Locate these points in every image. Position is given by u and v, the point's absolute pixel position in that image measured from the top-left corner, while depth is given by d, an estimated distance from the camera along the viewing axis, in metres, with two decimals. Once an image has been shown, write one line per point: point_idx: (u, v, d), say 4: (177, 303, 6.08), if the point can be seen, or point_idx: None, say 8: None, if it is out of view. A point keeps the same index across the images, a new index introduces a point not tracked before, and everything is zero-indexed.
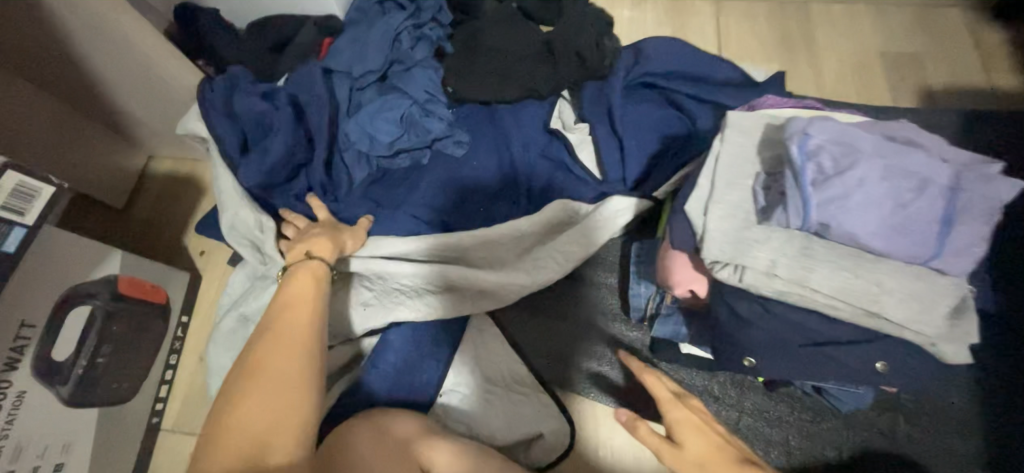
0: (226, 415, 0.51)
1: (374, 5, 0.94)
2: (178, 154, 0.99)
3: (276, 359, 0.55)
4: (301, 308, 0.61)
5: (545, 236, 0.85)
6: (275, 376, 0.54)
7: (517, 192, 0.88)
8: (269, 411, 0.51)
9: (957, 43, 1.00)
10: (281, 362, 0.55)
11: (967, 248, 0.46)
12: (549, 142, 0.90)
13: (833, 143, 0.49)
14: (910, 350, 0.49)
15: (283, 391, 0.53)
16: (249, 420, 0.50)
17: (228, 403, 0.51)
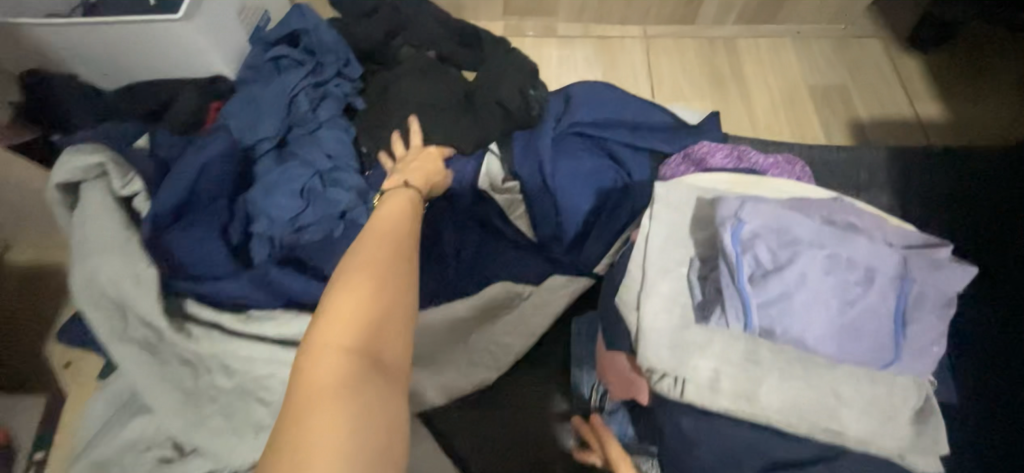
0: (337, 289, 0.42)
1: (268, 63, 0.83)
2: (38, 243, 0.83)
3: (377, 247, 0.47)
4: (405, 216, 0.53)
5: (478, 323, 0.73)
6: (383, 248, 0.46)
7: (442, 266, 0.76)
8: (379, 288, 0.43)
9: (879, 74, 1.00)
10: (382, 248, 0.46)
11: (926, 348, 0.40)
12: (477, 204, 0.80)
13: (769, 230, 0.43)
14: (879, 462, 0.42)
15: (389, 261, 0.45)
16: (359, 297, 0.42)
17: (379, 273, 0.44)
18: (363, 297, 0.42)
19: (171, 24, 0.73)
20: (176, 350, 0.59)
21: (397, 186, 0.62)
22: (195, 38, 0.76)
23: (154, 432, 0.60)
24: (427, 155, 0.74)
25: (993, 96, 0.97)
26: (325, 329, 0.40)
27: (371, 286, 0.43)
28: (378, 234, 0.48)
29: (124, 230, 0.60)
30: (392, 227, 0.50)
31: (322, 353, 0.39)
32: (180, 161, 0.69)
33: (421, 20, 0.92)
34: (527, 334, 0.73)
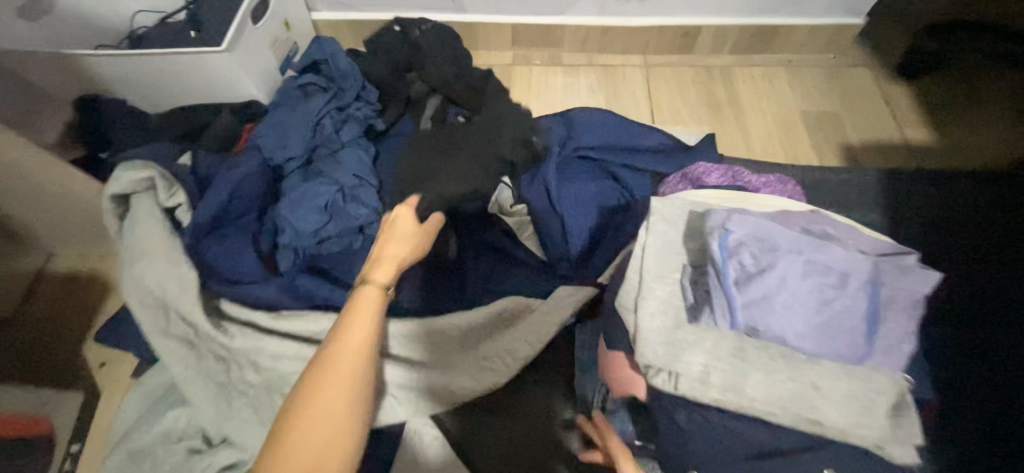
0: (295, 414, 0.45)
1: (296, 89, 0.92)
2: (82, 252, 0.90)
3: (338, 365, 0.48)
4: (369, 320, 0.51)
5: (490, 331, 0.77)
6: (342, 372, 0.47)
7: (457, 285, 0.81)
8: (332, 416, 0.46)
9: (870, 99, 1.06)
10: (343, 375, 0.47)
11: (898, 344, 0.44)
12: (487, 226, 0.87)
13: (752, 239, 0.48)
14: (861, 453, 0.46)
15: (344, 397, 0.47)
16: (316, 419, 0.45)
17: (344, 389, 0.47)
18: (320, 420, 0.45)
19: (212, 56, 0.81)
20: (209, 347, 0.64)
21: (375, 262, 0.56)
22: (234, 67, 0.84)
23: (190, 425, 0.66)
24: (405, 222, 0.59)
25: (982, 119, 1.01)
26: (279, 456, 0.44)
27: (326, 413, 0.46)
28: (344, 344, 0.49)
29: (169, 239, 0.66)
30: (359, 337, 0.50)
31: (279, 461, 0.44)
32: (218, 177, 0.75)
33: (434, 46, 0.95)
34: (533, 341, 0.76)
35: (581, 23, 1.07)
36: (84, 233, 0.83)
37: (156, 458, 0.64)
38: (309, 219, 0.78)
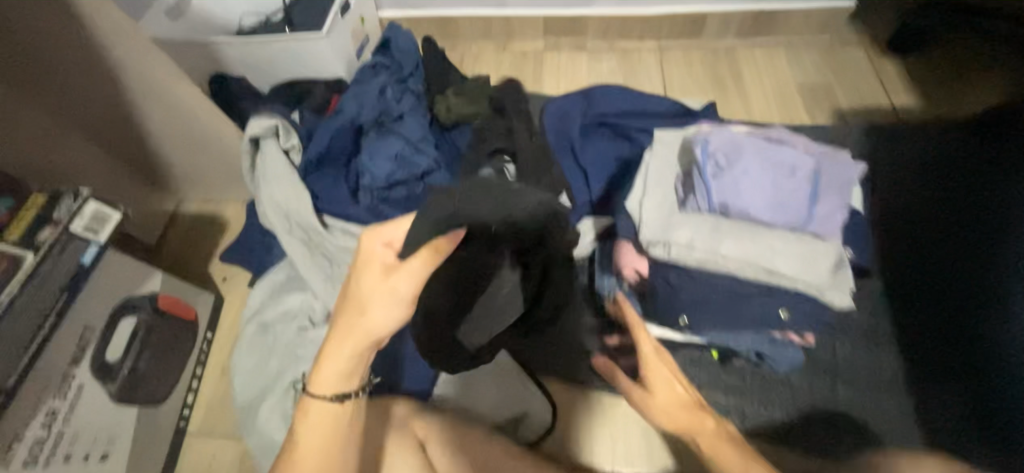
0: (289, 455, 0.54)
1: (367, 68, 1.10)
2: (203, 198, 1.14)
3: (320, 423, 0.55)
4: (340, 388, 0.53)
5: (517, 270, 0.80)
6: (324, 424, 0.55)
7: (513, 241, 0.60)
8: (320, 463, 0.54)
9: (860, 72, 1.20)
10: (322, 435, 0.54)
11: (831, 214, 0.61)
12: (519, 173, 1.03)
13: (724, 146, 0.65)
14: (807, 298, 0.63)
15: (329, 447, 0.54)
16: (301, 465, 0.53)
17: (329, 451, 0.55)
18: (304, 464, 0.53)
19: (315, 40, 1.04)
20: (321, 248, 0.87)
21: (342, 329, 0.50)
22: (326, 49, 1.07)
23: (302, 307, 0.87)
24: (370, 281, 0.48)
25: (964, 86, 1.13)
26: None
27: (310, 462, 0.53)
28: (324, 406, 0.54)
29: (288, 171, 0.87)
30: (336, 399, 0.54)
31: None
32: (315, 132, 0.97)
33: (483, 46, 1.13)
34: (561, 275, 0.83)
35: (603, 14, 1.27)
36: (210, 181, 1.07)
37: (278, 332, 0.86)
38: (383, 165, 0.98)
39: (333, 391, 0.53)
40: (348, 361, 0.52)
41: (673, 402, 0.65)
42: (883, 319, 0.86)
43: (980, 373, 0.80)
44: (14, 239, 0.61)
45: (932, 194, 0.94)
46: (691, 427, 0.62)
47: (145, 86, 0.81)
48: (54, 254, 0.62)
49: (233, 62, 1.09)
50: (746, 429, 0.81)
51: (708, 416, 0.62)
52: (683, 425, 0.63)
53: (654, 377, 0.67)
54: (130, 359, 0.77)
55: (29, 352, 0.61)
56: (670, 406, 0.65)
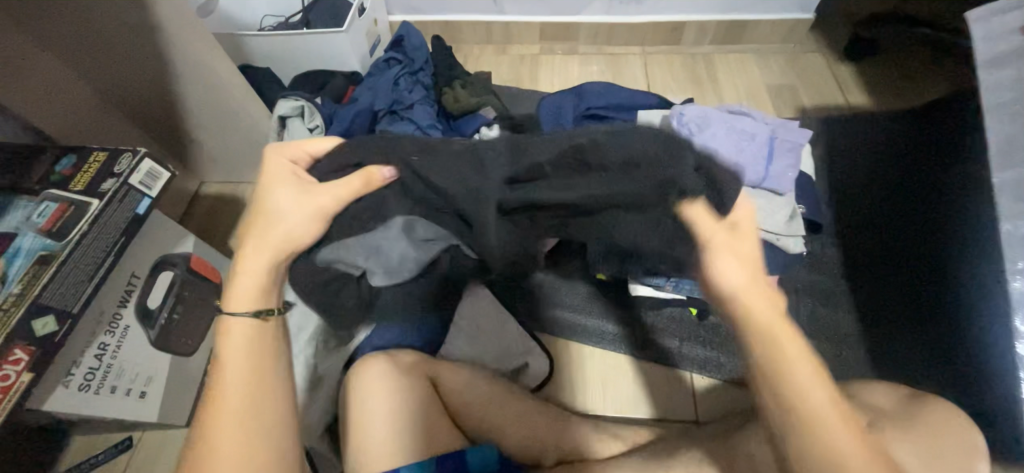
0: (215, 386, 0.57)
1: (381, 62, 1.21)
2: (224, 180, 1.23)
3: (240, 356, 0.58)
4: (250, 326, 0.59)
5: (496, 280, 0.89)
6: (250, 357, 0.58)
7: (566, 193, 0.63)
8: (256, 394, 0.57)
9: (820, 75, 1.35)
10: (246, 367, 0.57)
11: (784, 173, 0.72)
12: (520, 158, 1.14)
13: (696, 117, 0.76)
14: (767, 245, 0.74)
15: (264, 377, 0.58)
16: (229, 391, 0.56)
17: (263, 380, 0.58)
18: (233, 391, 0.56)
19: (335, 35, 1.15)
20: None
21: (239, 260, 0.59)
22: (345, 45, 1.18)
23: None
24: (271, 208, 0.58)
25: (910, 88, 1.28)
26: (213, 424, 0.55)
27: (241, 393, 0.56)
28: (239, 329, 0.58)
29: None
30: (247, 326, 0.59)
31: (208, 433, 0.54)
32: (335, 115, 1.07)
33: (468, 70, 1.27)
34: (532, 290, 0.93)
35: (593, 22, 1.41)
36: (233, 162, 1.17)
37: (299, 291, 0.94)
38: None
39: (251, 306, 0.59)
40: (258, 278, 0.59)
41: (758, 301, 0.54)
42: (840, 283, 0.96)
43: (928, 313, 0.92)
44: (82, 188, 0.71)
45: (881, 172, 1.08)
46: (771, 334, 0.54)
47: (194, 67, 0.91)
48: (115, 201, 0.70)
49: (257, 56, 1.20)
50: (722, 377, 0.89)
51: (795, 331, 0.55)
52: (766, 330, 0.54)
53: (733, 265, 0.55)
54: (166, 310, 0.84)
55: (92, 284, 0.67)
56: (754, 305, 0.55)
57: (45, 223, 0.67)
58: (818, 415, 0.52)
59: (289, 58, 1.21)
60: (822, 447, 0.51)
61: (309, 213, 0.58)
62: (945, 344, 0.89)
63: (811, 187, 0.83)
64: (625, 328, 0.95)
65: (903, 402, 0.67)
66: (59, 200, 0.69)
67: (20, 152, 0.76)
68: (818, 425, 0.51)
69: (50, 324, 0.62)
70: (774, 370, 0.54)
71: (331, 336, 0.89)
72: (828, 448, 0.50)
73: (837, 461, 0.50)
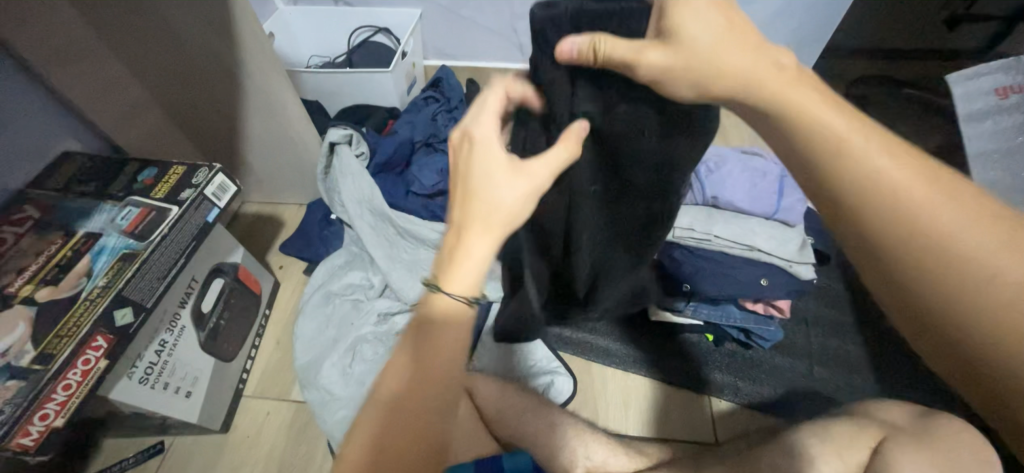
0: (359, 423, 0.56)
1: (421, 100, 1.33)
2: (264, 200, 1.32)
3: (385, 392, 0.55)
4: (435, 327, 0.54)
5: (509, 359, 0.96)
6: (395, 387, 0.54)
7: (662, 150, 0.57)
8: (381, 423, 0.54)
9: None
10: (391, 398, 0.54)
11: (792, 206, 0.82)
12: None
13: (713, 156, 0.87)
14: (781, 271, 0.81)
15: (393, 404, 0.54)
16: (366, 431, 0.55)
17: (396, 411, 0.54)
18: (370, 429, 0.55)
19: (381, 74, 1.27)
20: (383, 235, 1.05)
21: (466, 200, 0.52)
22: (388, 83, 1.30)
23: (361, 284, 1.03)
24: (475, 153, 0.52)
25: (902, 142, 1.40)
26: (345, 452, 0.56)
27: (377, 426, 0.55)
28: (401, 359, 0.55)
29: (359, 169, 1.07)
30: (429, 328, 0.54)
31: (345, 460, 0.55)
32: (377, 144, 1.18)
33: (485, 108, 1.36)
34: (538, 371, 0.96)
35: None
36: (278, 184, 1.26)
37: (338, 303, 1.00)
38: (431, 174, 1.17)
39: (465, 293, 0.52)
40: (481, 255, 0.51)
41: (749, 89, 0.44)
42: (846, 314, 1.01)
43: None
44: (162, 196, 0.78)
45: None
46: (807, 115, 0.42)
47: (263, 95, 1.03)
48: (191, 208, 0.78)
49: (308, 90, 1.32)
50: (739, 401, 0.93)
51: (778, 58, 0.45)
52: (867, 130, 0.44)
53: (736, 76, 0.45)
54: (215, 314, 0.90)
55: (165, 282, 0.74)
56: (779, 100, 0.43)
57: (129, 225, 0.74)
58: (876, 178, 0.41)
59: (336, 93, 1.33)
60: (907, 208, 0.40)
61: (524, 193, 0.51)
62: None
63: (817, 223, 0.92)
64: (647, 352, 0.99)
65: (920, 417, 0.70)
66: (141, 206, 0.76)
67: (104, 163, 0.85)
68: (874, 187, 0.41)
69: (128, 316, 0.68)
70: (787, 113, 0.43)
71: (368, 347, 0.94)
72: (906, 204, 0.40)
73: (919, 218, 0.40)
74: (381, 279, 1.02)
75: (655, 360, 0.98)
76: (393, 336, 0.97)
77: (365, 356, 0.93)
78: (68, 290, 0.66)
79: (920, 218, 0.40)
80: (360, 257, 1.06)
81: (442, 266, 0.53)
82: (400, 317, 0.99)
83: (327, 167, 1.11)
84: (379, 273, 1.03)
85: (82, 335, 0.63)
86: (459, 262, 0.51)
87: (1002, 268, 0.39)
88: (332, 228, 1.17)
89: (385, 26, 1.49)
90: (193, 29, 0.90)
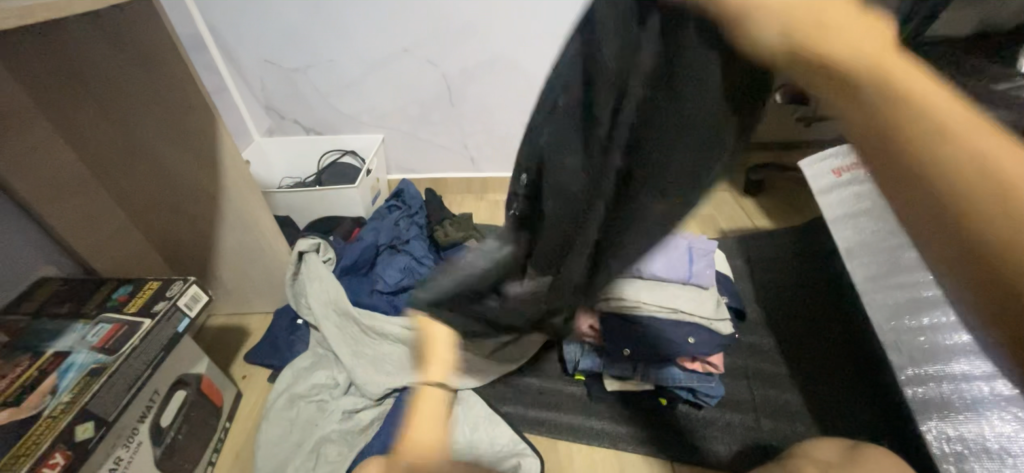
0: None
1: (384, 208, 1.49)
2: (231, 311, 1.35)
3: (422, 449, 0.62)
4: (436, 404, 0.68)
5: (477, 446, 0.98)
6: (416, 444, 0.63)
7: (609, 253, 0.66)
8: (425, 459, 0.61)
9: (730, 206, 1.72)
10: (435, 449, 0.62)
11: (702, 271, 0.98)
12: None
13: None
14: (705, 329, 0.93)
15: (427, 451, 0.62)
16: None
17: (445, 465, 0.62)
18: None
19: (348, 189, 1.43)
20: (347, 333, 1.11)
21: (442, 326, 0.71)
22: (354, 196, 1.46)
23: (326, 383, 1.06)
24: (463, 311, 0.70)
25: (798, 215, 1.65)
26: None
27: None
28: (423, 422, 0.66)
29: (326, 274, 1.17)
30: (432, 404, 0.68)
31: None
32: (343, 250, 1.29)
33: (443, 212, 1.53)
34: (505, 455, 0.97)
35: None
36: (247, 295, 1.31)
37: (303, 406, 1.01)
38: (394, 273, 1.28)
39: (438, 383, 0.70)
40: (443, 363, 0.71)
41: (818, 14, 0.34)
42: (780, 366, 1.12)
43: (863, 380, 1.07)
44: (136, 310, 0.84)
45: (792, 277, 1.34)
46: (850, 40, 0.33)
47: (239, 213, 1.14)
48: (164, 319, 0.83)
49: (280, 207, 1.46)
50: (699, 462, 0.96)
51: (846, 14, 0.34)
52: (805, 39, 0.34)
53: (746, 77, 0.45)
54: (173, 429, 0.89)
55: (130, 393, 0.76)
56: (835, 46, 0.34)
57: (99, 341, 0.78)
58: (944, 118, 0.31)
59: (305, 208, 1.47)
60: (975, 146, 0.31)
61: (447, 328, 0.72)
62: (887, 409, 1.01)
63: (730, 285, 1.07)
64: (609, 422, 1.04)
65: (844, 449, 0.77)
66: (113, 321, 0.81)
67: (80, 285, 0.90)
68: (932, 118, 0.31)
69: (89, 430, 0.69)
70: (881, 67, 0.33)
71: (332, 448, 0.95)
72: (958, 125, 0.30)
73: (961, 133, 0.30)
74: (346, 377, 1.06)
75: (616, 429, 1.02)
76: (358, 433, 0.98)
77: (329, 459, 0.93)
78: (29, 409, 0.67)
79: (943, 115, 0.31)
80: (325, 358, 1.10)
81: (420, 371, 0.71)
82: (365, 414, 1.01)
83: (296, 274, 1.20)
84: (344, 371, 1.07)
85: (39, 453, 0.64)
86: (438, 365, 0.71)
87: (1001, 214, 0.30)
88: (298, 332, 1.21)
89: (351, 149, 1.70)
90: (181, 163, 1.04)
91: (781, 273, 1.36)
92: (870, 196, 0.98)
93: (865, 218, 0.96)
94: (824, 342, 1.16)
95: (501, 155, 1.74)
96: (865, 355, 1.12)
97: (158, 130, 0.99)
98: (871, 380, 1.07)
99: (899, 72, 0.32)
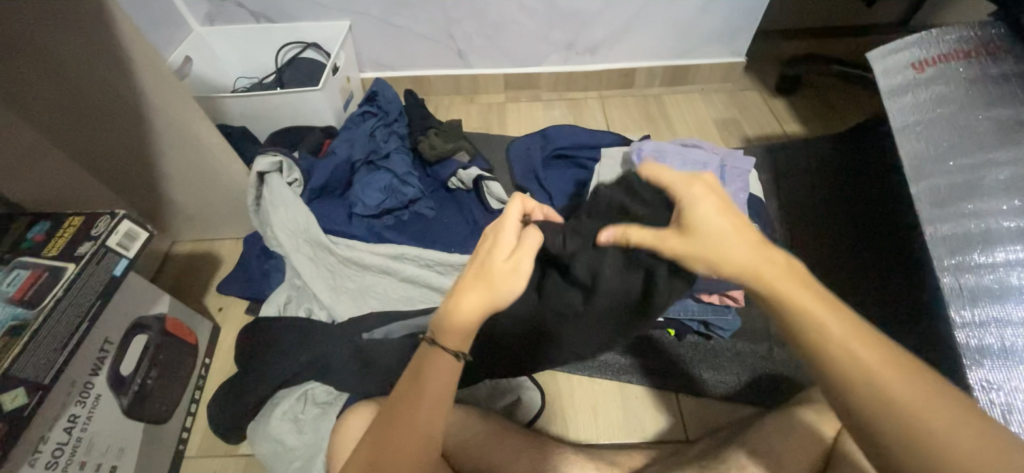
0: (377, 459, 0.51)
1: (356, 115, 1.26)
2: (197, 237, 1.22)
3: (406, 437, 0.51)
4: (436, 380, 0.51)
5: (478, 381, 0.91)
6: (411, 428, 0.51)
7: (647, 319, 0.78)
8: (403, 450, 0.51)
9: (759, 108, 1.50)
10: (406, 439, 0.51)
11: (736, 196, 0.87)
12: (489, 214, 1.16)
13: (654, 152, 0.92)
14: None
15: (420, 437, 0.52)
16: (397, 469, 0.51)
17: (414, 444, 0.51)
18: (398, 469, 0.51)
19: (311, 93, 1.19)
20: (324, 267, 1.00)
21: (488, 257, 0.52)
22: (320, 101, 1.22)
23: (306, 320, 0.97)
24: (494, 248, 0.52)
25: (835, 118, 1.44)
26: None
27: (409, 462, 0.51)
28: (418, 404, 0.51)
29: (294, 200, 1.01)
30: (432, 392, 0.51)
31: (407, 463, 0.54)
32: (310, 169, 1.11)
33: (427, 119, 1.31)
34: (508, 393, 0.91)
35: (553, 71, 1.52)
36: (211, 220, 1.17)
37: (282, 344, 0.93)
38: (373, 195, 1.11)
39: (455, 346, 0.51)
40: (479, 310, 0.50)
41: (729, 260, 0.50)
42: None
43: (891, 307, 0.99)
44: (57, 254, 0.69)
45: (825, 191, 1.19)
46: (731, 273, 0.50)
47: (173, 126, 0.94)
48: (92, 264, 0.69)
49: (234, 115, 1.23)
50: (708, 395, 0.92)
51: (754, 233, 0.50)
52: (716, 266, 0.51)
53: (697, 208, 0.52)
54: (139, 376, 0.82)
55: (66, 351, 0.66)
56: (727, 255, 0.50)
57: (17, 291, 0.65)
58: (837, 343, 0.45)
59: (265, 117, 1.24)
60: (856, 357, 0.44)
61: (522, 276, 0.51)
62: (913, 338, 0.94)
63: (761, 208, 0.93)
64: (613, 354, 0.97)
65: None
66: (31, 267, 0.67)
67: None
68: (831, 343, 0.45)
69: (19, 397, 0.60)
70: (781, 302, 0.47)
71: (320, 389, 0.88)
72: (850, 346, 0.45)
73: (858, 356, 0.44)
74: (326, 314, 0.97)
75: (621, 362, 0.96)
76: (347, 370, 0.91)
77: (318, 400, 0.87)
78: None
79: (831, 339, 0.45)
80: (302, 292, 1.00)
81: (438, 322, 0.51)
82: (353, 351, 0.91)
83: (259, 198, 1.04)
84: (323, 307, 0.98)
85: None
86: (454, 324, 0.50)
87: (894, 394, 0.43)
88: (272, 261, 1.09)
89: (314, 41, 1.41)
90: (81, 63, 0.81)
91: (813, 187, 1.20)
92: (956, 99, 0.78)
93: (943, 128, 0.78)
94: (853, 266, 1.05)
95: (493, 48, 1.46)
96: (896, 280, 1.02)
97: (34, 18, 0.74)
98: (900, 306, 0.99)
99: (782, 289, 0.47)
